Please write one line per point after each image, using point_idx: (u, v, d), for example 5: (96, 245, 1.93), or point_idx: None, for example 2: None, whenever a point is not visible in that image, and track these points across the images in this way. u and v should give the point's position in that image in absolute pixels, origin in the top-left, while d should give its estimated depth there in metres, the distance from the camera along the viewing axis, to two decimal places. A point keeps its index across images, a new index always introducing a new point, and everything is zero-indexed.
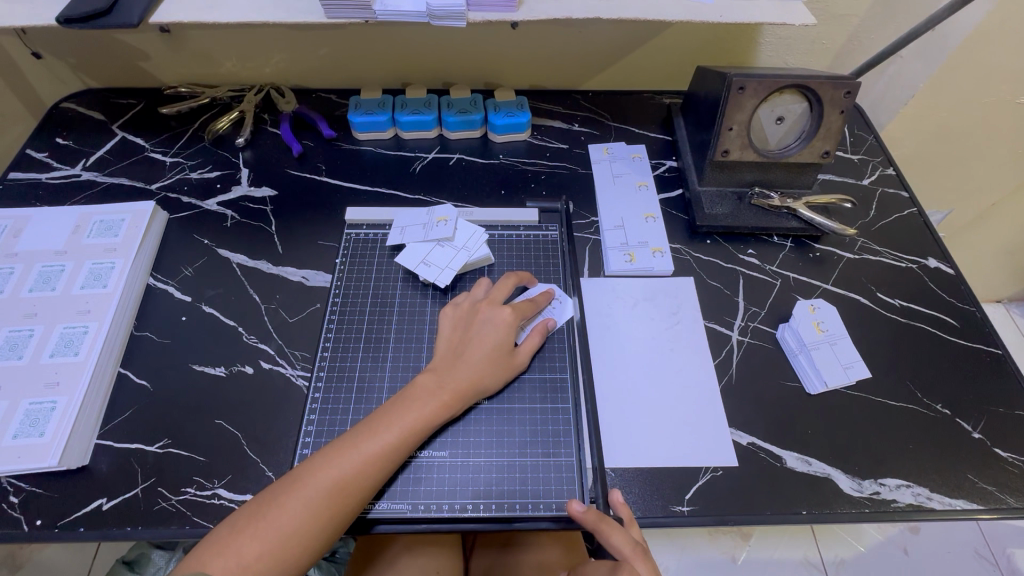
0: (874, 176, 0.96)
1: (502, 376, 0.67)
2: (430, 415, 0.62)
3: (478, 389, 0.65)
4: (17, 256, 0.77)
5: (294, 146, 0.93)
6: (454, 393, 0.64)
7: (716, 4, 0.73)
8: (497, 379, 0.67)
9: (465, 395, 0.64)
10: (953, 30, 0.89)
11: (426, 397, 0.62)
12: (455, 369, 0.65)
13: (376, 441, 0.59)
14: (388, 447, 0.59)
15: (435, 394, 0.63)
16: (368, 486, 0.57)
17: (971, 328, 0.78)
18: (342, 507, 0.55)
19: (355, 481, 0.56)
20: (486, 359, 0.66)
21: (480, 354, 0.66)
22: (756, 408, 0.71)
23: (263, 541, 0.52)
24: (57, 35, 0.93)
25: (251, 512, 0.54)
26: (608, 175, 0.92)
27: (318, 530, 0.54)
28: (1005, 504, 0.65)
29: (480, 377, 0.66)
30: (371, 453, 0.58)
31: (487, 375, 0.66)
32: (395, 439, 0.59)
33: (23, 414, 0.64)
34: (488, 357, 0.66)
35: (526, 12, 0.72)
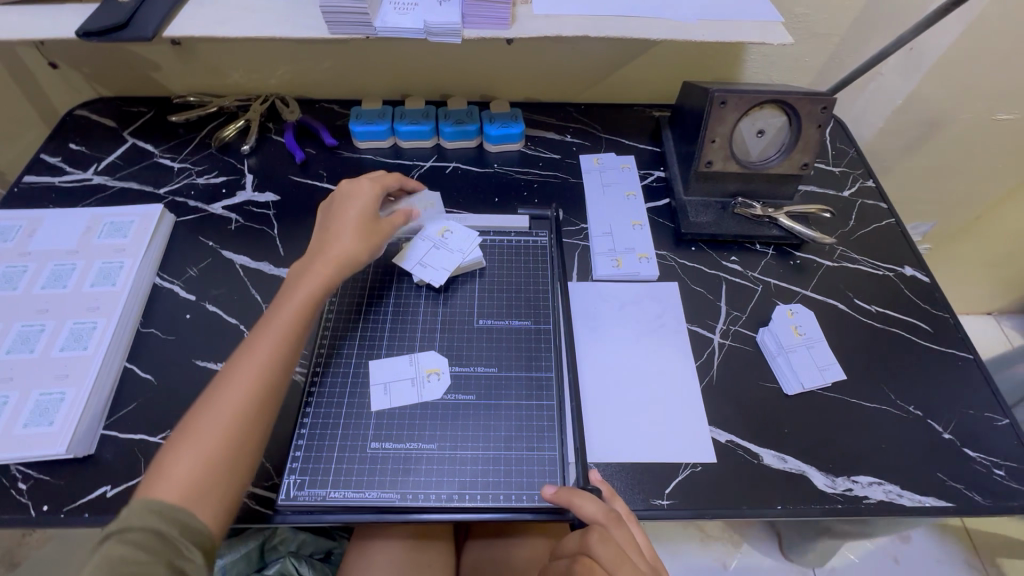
0: (854, 187, 0.99)
1: (375, 246, 0.73)
2: (311, 293, 0.66)
3: (350, 258, 0.70)
4: (31, 255, 0.81)
5: (297, 154, 0.97)
6: (331, 268, 0.68)
7: (697, 23, 0.78)
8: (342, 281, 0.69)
9: (343, 266, 0.69)
10: (927, 49, 0.93)
11: (309, 282, 0.67)
12: (328, 250, 0.70)
13: (268, 330, 0.62)
14: (282, 336, 0.62)
15: (308, 272, 0.68)
16: (281, 372, 0.60)
17: (944, 333, 0.81)
18: (264, 398, 0.58)
19: (272, 374, 0.59)
20: (327, 264, 0.68)
21: (319, 263, 0.68)
22: (735, 408, 0.73)
23: (203, 438, 0.54)
24: (74, 47, 0.98)
25: (166, 449, 0.54)
26: (598, 185, 0.96)
27: (252, 419, 0.57)
28: (973, 502, 0.67)
29: (350, 247, 0.70)
30: (273, 336, 0.62)
31: (358, 245, 0.71)
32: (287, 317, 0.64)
33: (33, 404, 0.67)
34: (350, 232, 0.71)
35: (518, 29, 0.76)
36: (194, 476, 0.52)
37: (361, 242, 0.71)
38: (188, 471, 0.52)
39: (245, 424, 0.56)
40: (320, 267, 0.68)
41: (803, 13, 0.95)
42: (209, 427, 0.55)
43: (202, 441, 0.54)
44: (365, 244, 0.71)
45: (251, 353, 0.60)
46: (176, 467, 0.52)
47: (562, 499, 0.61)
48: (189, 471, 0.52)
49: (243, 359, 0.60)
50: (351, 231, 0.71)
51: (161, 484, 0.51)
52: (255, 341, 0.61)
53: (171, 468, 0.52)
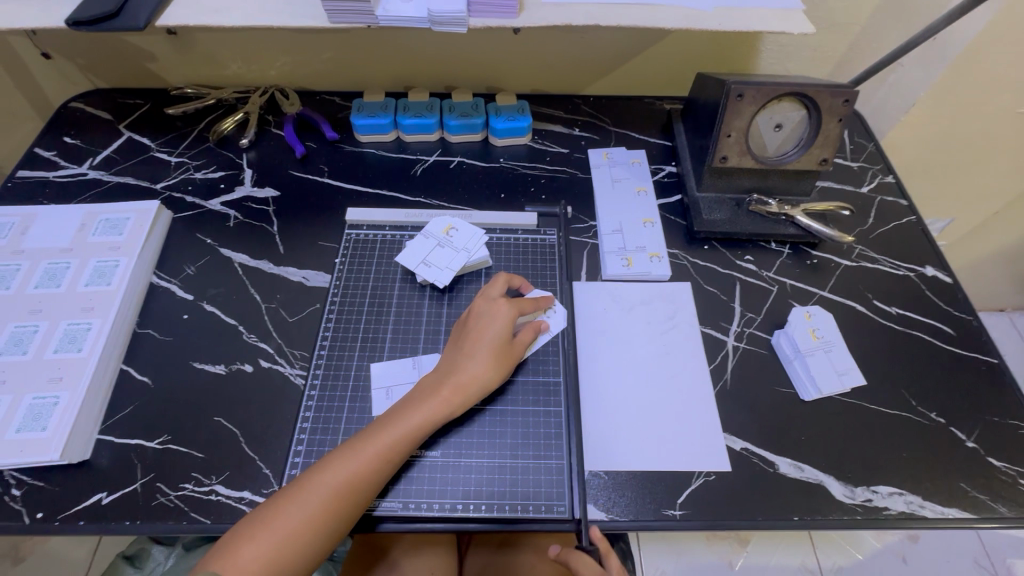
0: (873, 183, 0.96)
1: (505, 371, 0.67)
2: (435, 416, 0.62)
3: (478, 387, 0.65)
4: (24, 253, 0.78)
5: (297, 148, 0.94)
6: (463, 390, 0.64)
7: (715, 12, 0.74)
8: (492, 374, 0.66)
9: (469, 394, 0.64)
10: (953, 39, 0.89)
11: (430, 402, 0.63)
12: (488, 334, 0.67)
13: (393, 434, 0.60)
14: (398, 442, 0.60)
15: (434, 397, 0.63)
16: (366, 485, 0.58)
17: (967, 337, 0.78)
18: (343, 502, 0.57)
19: (354, 486, 0.57)
20: (490, 353, 0.66)
21: (482, 346, 0.66)
22: (750, 414, 0.71)
23: (275, 532, 0.54)
24: (66, 36, 0.95)
25: (260, 515, 0.56)
26: (607, 180, 0.93)
27: (325, 525, 0.56)
28: (997, 514, 0.65)
29: (482, 378, 0.65)
30: (394, 439, 0.60)
31: (490, 372, 0.66)
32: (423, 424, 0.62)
33: (26, 408, 0.65)
34: (484, 356, 0.66)
35: (526, 18, 0.72)
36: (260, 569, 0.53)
37: (490, 368, 0.66)
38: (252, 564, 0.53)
39: (335, 519, 0.56)
40: (487, 353, 0.66)
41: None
42: (283, 522, 0.55)
43: (274, 537, 0.54)
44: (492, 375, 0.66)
45: (352, 456, 0.59)
46: (246, 557, 0.53)
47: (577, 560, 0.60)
48: (257, 566, 0.53)
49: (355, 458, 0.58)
50: (484, 357, 0.66)
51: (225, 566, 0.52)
52: (372, 444, 0.59)
53: (240, 553, 0.53)
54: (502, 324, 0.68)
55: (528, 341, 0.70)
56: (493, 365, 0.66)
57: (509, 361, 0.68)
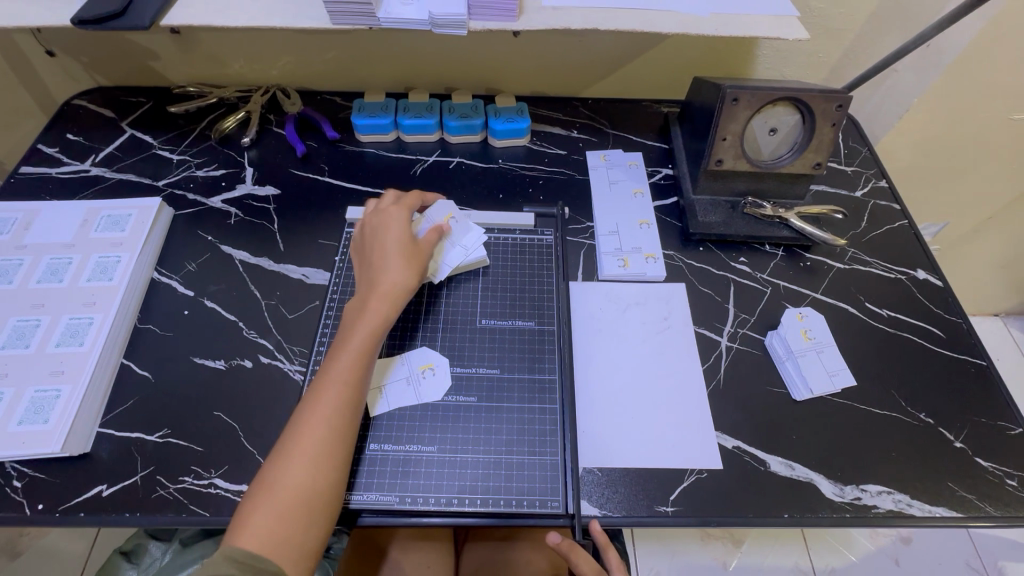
0: (867, 187, 0.97)
1: (413, 281, 0.71)
2: (370, 339, 0.66)
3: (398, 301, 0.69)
4: (27, 248, 0.79)
5: (298, 147, 0.95)
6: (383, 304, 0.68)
7: (711, 17, 0.75)
8: (408, 286, 0.70)
9: (397, 298, 0.69)
10: (945, 46, 0.90)
11: (370, 318, 0.66)
12: (386, 262, 0.71)
13: (348, 361, 0.63)
14: (351, 372, 0.63)
15: (368, 312, 0.67)
16: (346, 414, 0.61)
17: (957, 339, 0.80)
18: (333, 436, 0.59)
19: (336, 420, 0.60)
20: (396, 271, 0.70)
21: (387, 272, 0.70)
22: (742, 413, 0.72)
23: (281, 491, 0.56)
24: (71, 34, 0.96)
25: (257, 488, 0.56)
26: (605, 182, 0.94)
27: (327, 463, 0.58)
28: (984, 513, 0.66)
29: (401, 278, 0.70)
30: (346, 371, 0.63)
31: (403, 283, 0.70)
32: (369, 343, 0.65)
33: (28, 401, 0.66)
34: (393, 259, 0.71)
35: (526, 22, 0.73)
36: (280, 527, 0.54)
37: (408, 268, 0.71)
38: (270, 527, 0.54)
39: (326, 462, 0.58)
40: (394, 273, 0.70)
41: (819, 6, 0.92)
42: (283, 481, 0.56)
43: (302, 448, 0.58)
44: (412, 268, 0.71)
45: (318, 398, 0.61)
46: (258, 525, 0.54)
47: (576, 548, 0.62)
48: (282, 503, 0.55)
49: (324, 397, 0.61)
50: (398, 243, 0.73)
51: (251, 534, 0.53)
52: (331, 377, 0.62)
53: (253, 523, 0.54)
54: (402, 226, 0.74)
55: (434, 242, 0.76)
56: (400, 280, 0.70)
57: (421, 258, 0.73)
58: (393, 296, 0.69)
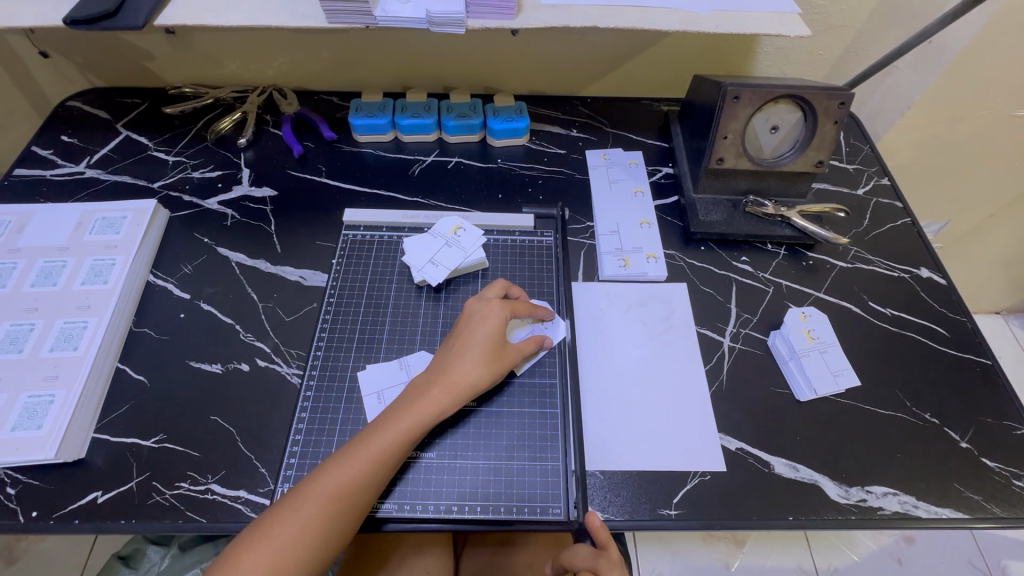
0: (869, 185, 0.96)
1: (496, 374, 0.67)
2: (427, 415, 0.62)
3: (468, 387, 0.65)
4: (20, 251, 0.78)
5: (295, 148, 0.94)
6: (450, 396, 0.64)
7: (712, 14, 0.74)
8: (484, 377, 0.65)
9: (459, 396, 0.64)
10: (947, 42, 0.89)
11: (423, 407, 0.62)
12: (473, 339, 0.67)
13: (388, 438, 0.60)
14: (394, 443, 0.60)
15: (426, 397, 0.63)
16: (364, 493, 0.58)
17: (961, 337, 0.79)
18: (341, 511, 0.56)
19: (350, 497, 0.57)
20: (480, 356, 0.66)
21: (469, 353, 0.66)
22: (745, 414, 0.71)
23: (273, 549, 0.53)
24: (65, 35, 0.95)
25: (259, 525, 0.55)
26: (605, 181, 0.93)
27: (325, 536, 0.55)
28: (991, 514, 0.65)
29: (472, 376, 0.65)
30: (390, 441, 0.60)
31: (481, 373, 0.65)
32: (414, 431, 0.61)
33: (22, 407, 0.65)
34: (477, 360, 0.65)
35: (524, 20, 0.73)
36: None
37: (484, 371, 0.65)
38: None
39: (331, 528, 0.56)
40: (476, 353, 0.66)
41: (820, 3, 0.91)
42: (278, 541, 0.54)
43: (315, 507, 0.55)
44: (489, 378, 0.66)
45: (347, 464, 0.58)
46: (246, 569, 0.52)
47: (593, 532, 0.60)
48: (276, 556, 0.53)
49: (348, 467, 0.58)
50: (497, 319, 0.68)
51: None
52: (365, 451, 0.59)
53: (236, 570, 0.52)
54: (501, 309, 0.69)
55: (528, 353, 0.70)
56: (482, 365, 0.66)
57: (503, 365, 0.67)
58: (468, 389, 0.65)
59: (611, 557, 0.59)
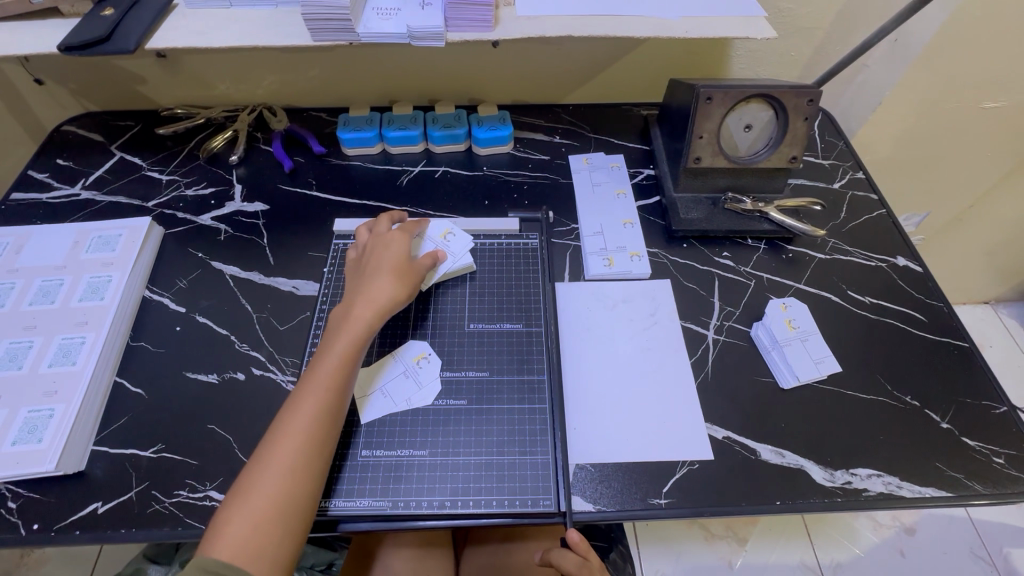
0: (844, 180, 0.99)
1: (410, 285, 0.73)
2: (360, 332, 0.67)
3: (389, 299, 0.70)
4: (18, 271, 0.80)
5: (285, 163, 0.97)
6: (372, 312, 0.68)
7: (681, 20, 0.78)
8: (403, 286, 0.72)
9: (382, 310, 0.69)
10: (911, 39, 0.93)
11: (352, 328, 0.67)
12: (379, 261, 0.74)
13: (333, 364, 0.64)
14: (341, 361, 0.64)
15: (352, 318, 0.67)
16: (332, 418, 0.61)
17: (939, 322, 0.81)
18: (315, 439, 0.59)
19: (318, 422, 0.60)
20: (392, 270, 0.73)
21: (381, 271, 0.72)
22: (731, 403, 0.73)
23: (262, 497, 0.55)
24: (59, 62, 0.98)
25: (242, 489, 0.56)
26: (588, 184, 0.96)
27: (308, 469, 0.58)
28: (974, 491, 0.67)
29: (389, 289, 0.71)
30: (337, 361, 0.64)
31: (395, 286, 0.71)
32: (354, 344, 0.66)
33: (22, 422, 0.66)
34: (388, 277, 0.72)
35: (502, 32, 0.76)
36: (258, 535, 0.53)
37: (396, 284, 0.71)
38: (246, 534, 0.53)
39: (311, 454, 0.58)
40: (386, 269, 0.72)
41: (787, 7, 0.95)
42: (265, 486, 0.55)
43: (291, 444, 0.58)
44: (405, 287, 0.72)
45: (306, 399, 0.61)
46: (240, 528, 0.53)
47: (574, 546, 0.63)
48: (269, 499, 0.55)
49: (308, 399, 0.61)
50: (396, 242, 0.76)
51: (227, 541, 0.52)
52: (313, 383, 0.62)
53: (227, 529, 0.53)
54: (393, 236, 0.77)
55: (430, 262, 0.77)
56: (393, 277, 0.72)
57: (414, 278, 0.74)
58: (380, 308, 0.69)
59: (593, 567, 0.63)
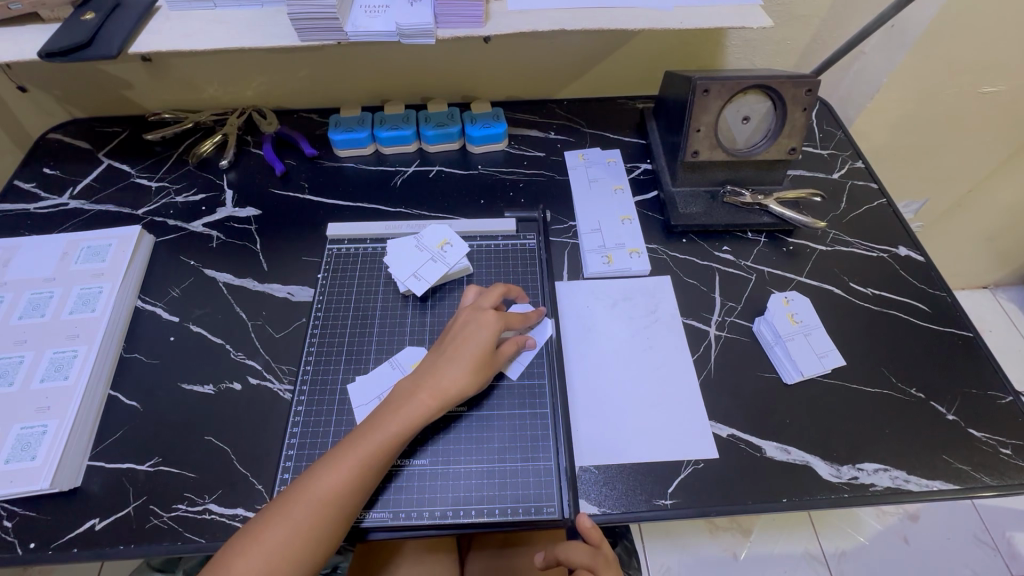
0: (844, 169, 0.98)
1: (482, 380, 0.67)
2: (414, 419, 0.63)
3: (456, 394, 0.65)
4: (6, 285, 0.79)
5: (276, 166, 0.95)
6: (433, 403, 0.64)
7: (676, 12, 0.76)
8: (474, 382, 0.66)
9: (446, 403, 0.65)
10: (909, 25, 0.91)
11: (408, 413, 0.63)
12: (461, 346, 0.67)
13: (374, 443, 0.61)
14: (385, 444, 0.61)
15: (414, 401, 0.63)
16: (352, 499, 0.59)
17: (942, 312, 0.80)
18: (332, 515, 0.57)
19: (339, 501, 0.58)
20: (470, 361, 0.66)
21: (459, 358, 0.66)
22: (734, 399, 0.72)
23: (266, 554, 0.54)
24: (42, 69, 0.96)
25: (249, 533, 0.56)
26: (585, 181, 0.94)
27: (312, 544, 0.56)
28: (982, 483, 0.66)
29: (459, 383, 0.65)
30: (382, 441, 0.61)
31: (468, 380, 0.66)
32: (405, 428, 0.62)
33: (15, 439, 0.65)
34: (462, 368, 0.66)
35: (492, 28, 0.74)
36: None
37: (469, 377, 0.66)
38: None
39: (325, 527, 0.57)
40: (465, 359, 0.66)
41: None
42: (270, 544, 0.55)
43: (309, 509, 0.57)
44: (479, 382, 0.67)
45: (337, 468, 0.59)
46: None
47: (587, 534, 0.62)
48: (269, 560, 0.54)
49: (338, 471, 0.59)
50: (493, 325, 0.69)
51: None
52: (348, 457, 0.59)
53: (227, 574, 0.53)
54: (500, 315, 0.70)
55: (510, 355, 0.70)
56: (469, 372, 0.66)
57: (488, 370, 0.68)
58: (441, 401, 0.64)
59: (605, 554, 0.63)
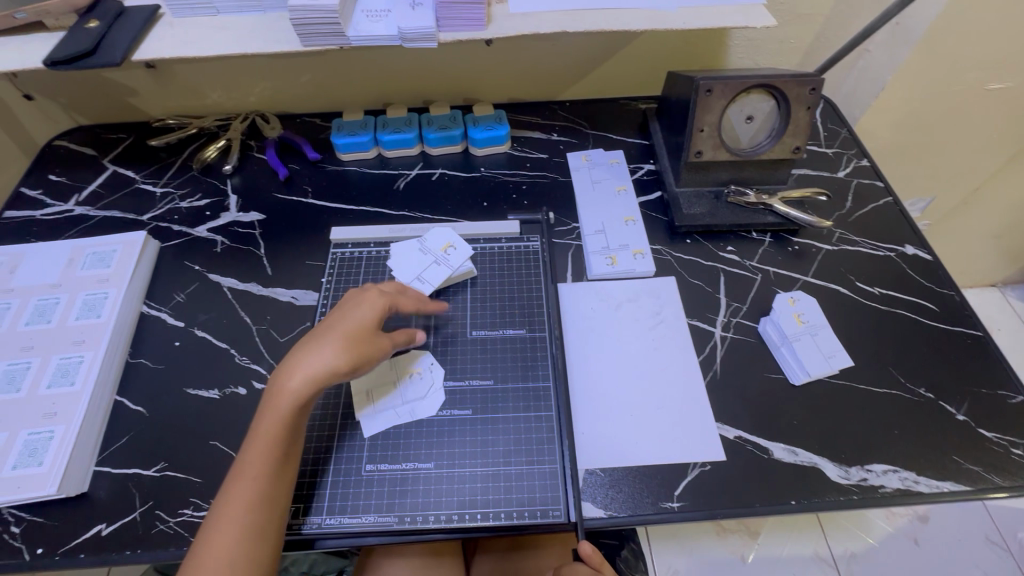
0: (849, 168, 0.98)
1: (359, 355, 0.62)
2: (286, 411, 0.58)
3: (330, 373, 0.60)
4: (13, 291, 0.79)
5: (280, 171, 0.95)
6: (304, 388, 0.59)
7: (678, 12, 0.76)
8: (349, 359, 0.61)
9: (322, 379, 0.60)
10: (914, 22, 0.90)
11: (277, 407, 0.58)
12: (330, 327, 0.63)
13: (260, 452, 0.57)
14: (271, 447, 0.57)
15: (280, 394, 0.59)
16: (258, 515, 0.55)
17: (951, 311, 0.80)
18: (241, 541, 0.53)
19: (242, 520, 0.54)
20: (342, 339, 0.62)
21: (326, 340, 0.62)
22: (741, 400, 0.72)
23: None
24: (48, 77, 0.97)
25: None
26: (588, 182, 0.94)
27: (234, 574, 0.52)
28: (993, 484, 0.65)
29: (330, 360, 0.60)
30: (265, 445, 0.57)
31: (340, 357, 0.61)
32: (285, 423, 0.58)
33: (22, 445, 0.66)
34: (331, 347, 0.61)
35: (494, 30, 0.74)
36: None
37: (341, 354, 0.61)
38: None
39: (237, 555, 0.52)
40: (336, 337, 0.62)
41: None
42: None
43: (219, 540, 0.53)
44: (357, 360, 0.62)
45: (234, 489, 0.55)
46: None
47: (587, 558, 0.61)
48: None
49: (247, 481, 0.56)
50: (369, 303, 0.66)
51: None
52: (247, 467, 0.56)
53: None
54: (376, 297, 0.67)
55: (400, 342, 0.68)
56: (340, 347, 0.61)
57: (369, 348, 0.63)
58: (313, 386, 0.59)
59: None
